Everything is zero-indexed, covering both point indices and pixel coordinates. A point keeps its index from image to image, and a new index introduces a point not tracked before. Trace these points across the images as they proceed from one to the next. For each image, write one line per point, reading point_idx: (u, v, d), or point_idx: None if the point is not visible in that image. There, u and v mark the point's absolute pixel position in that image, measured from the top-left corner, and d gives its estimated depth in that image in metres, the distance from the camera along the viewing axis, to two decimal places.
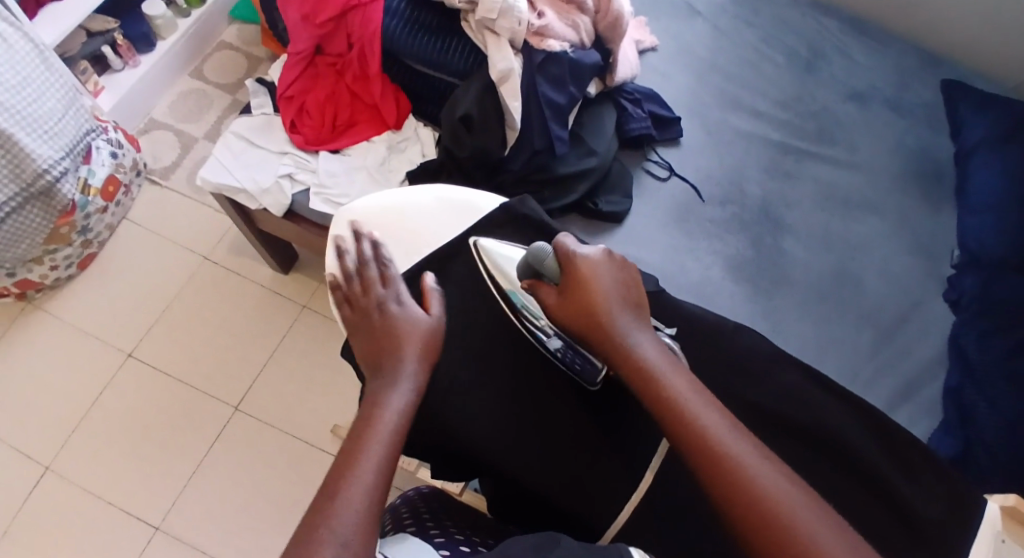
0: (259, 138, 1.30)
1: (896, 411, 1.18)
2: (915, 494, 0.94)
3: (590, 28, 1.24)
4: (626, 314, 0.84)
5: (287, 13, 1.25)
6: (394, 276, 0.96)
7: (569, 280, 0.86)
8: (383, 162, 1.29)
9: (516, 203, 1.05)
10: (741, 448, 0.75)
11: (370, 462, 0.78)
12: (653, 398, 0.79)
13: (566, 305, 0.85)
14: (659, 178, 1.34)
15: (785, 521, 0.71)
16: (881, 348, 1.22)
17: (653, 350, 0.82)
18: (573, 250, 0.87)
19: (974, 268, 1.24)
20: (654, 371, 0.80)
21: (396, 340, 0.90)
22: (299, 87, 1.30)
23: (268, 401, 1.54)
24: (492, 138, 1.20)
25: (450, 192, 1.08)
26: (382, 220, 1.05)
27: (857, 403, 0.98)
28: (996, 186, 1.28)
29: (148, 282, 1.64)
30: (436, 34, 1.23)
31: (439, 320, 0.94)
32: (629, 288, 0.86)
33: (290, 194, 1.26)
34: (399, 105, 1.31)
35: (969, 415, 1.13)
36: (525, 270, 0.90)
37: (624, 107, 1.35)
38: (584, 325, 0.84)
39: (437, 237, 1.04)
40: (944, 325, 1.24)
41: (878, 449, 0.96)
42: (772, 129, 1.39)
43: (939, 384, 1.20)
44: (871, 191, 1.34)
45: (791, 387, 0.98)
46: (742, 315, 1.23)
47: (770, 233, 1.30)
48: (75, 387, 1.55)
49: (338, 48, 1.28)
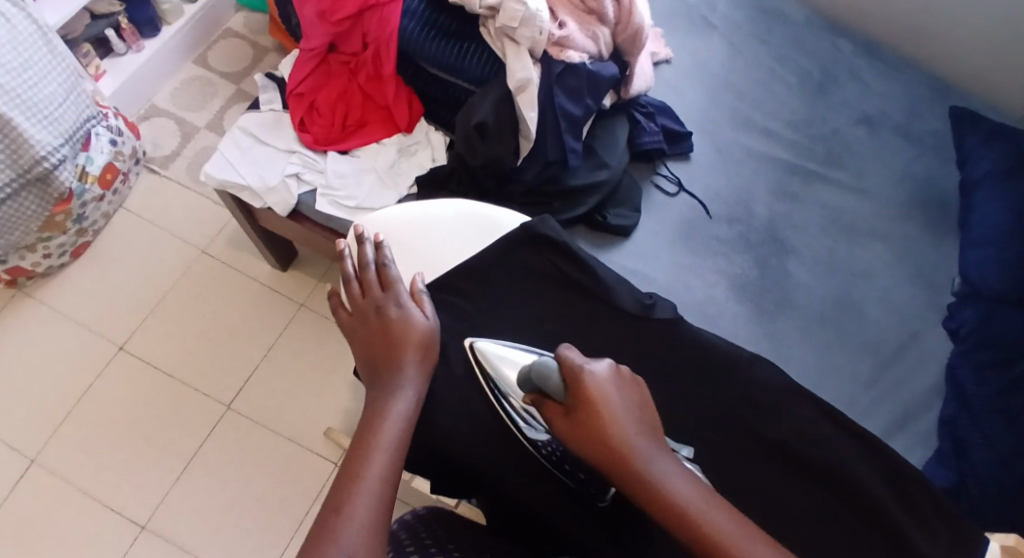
0: (267, 135, 1.27)
1: (891, 439, 1.17)
2: (917, 531, 0.92)
3: (609, 41, 1.22)
4: (646, 436, 0.75)
5: (302, 9, 1.23)
6: (391, 277, 0.91)
7: (581, 406, 0.76)
8: (392, 165, 1.26)
9: (537, 223, 1.02)
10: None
11: (375, 475, 0.74)
12: (698, 536, 0.71)
13: (578, 430, 0.76)
14: (668, 193, 1.32)
15: None
16: (879, 374, 1.21)
17: (683, 476, 0.74)
18: (584, 367, 0.78)
19: (974, 299, 1.22)
20: (689, 504, 0.72)
21: (395, 344, 0.86)
22: (310, 84, 1.28)
23: (260, 401, 1.51)
24: (505, 147, 1.18)
25: (470, 205, 1.06)
26: (397, 229, 1.04)
27: (859, 433, 0.97)
28: (999, 220, 1.23)
29: (143, 272, 1.61)
30: (454, 38, 1.20)
31: (431, 320, 0.89)
32: (643, 406, 0.78)
33: (297, 193, 1.22)
34: (411, 108, 1.28)
35: (964, 448, 1.10)
36: (529, 385, 0.82)
37: (638, 120, 1.33)
38: (602, 457, 0.74)
39: (455, 252, 1.03)
40: (942, 356, 1.22)
41: (876, 481, 0.95)
42: (782, 150, 1.38)
43: (933, 413, 1.18)
44: (876, 217, 1.33)
45: (795, 418, 0.97)
46: (744, 336, 1.21)
47: (775, 254, 1.28)
48: (65, 378, 1.51)
49: (353, 47, 1.25)
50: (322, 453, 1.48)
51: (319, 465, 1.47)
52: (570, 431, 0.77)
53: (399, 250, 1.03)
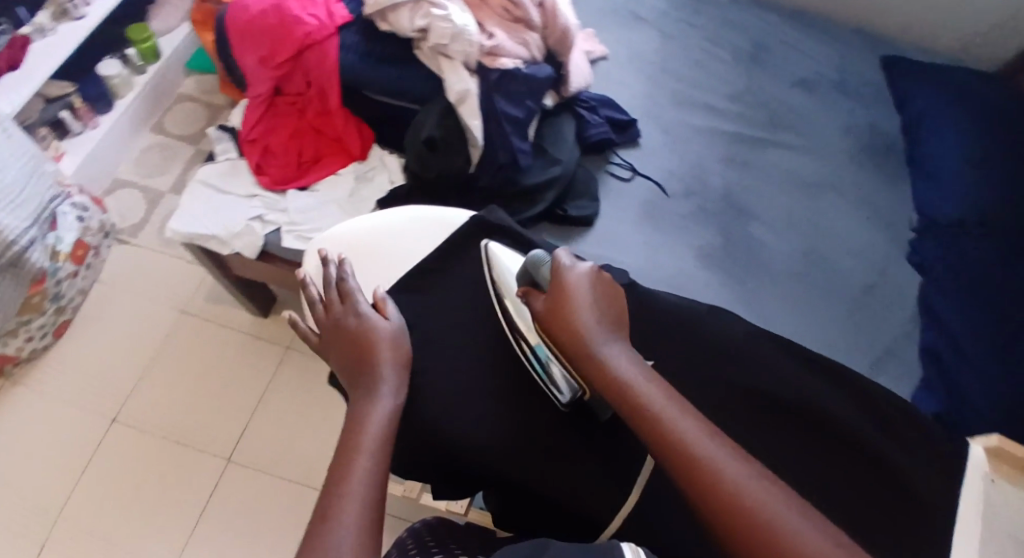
0: (226, 184, 1.23)
1: (878, 374, 1.15)
2: (904, 459, 0.94)
3: (541, 44, 1.25)
4: (607, 325, 0.81)
5: (244, 58, 1.22)
6: (350, 290, 0.95)
7: (553, 293, 0.83)
8: (352, 194, 1.24)
9: (487, 213, 1.06)
10: (715, 451, 0.71)
11: (361, 472, 0.77)
12: (632, 409, 0.76)
13: (547, 314, 0.82)
14: (623, 178, 1.30)
15: (766, 527, 0.67)
16: (856, 313, 1.20)
17: (631, 359, 0.79)
18: (563, 262, 0.84)
19: (933, 233, 1.25)
20: (631, 382, 0.77)
21: (361, 349, 0.90)
22: (262, 129, 1.25)
23: (260, 449, 1.53)
24: (457, 157, 1.19)
25: (422, 211, 1.10)
26: (360, 246, 1.07)
27: (833, 373, 0.99)
28: (953, 153, 1.31)
29: (127, 343, 1.63)
30: (393, 64, 1.21)
31: (396, 321, 0.93)
32: (613, 304, 0.83)
33: (262, 235, 1.18)
34: (363, 135, 1.26)
35: (949, 373, 1.13)
36: (522, 278, 0.91)
37: (582, 115, 1.32)
38: (563, 337, 0.81)
39: (414, 254, 1.06)
40: (913, 288, 1.23)
41: (856, 416, 0.96)
42: (726, 122, 1.39)
43: (914, 344, 1.18)
44: (827, 169, 1.34)
45: (771, 363, 0.98)
46: (721, 301, 1.19)
47: (736, 221, 1.27)
48: (64, 458, 1.52)
49: (297, 87, 1.23)
50: None
51: None
52: (542, 313, 0.83)
53: (362, 263, 1.06)
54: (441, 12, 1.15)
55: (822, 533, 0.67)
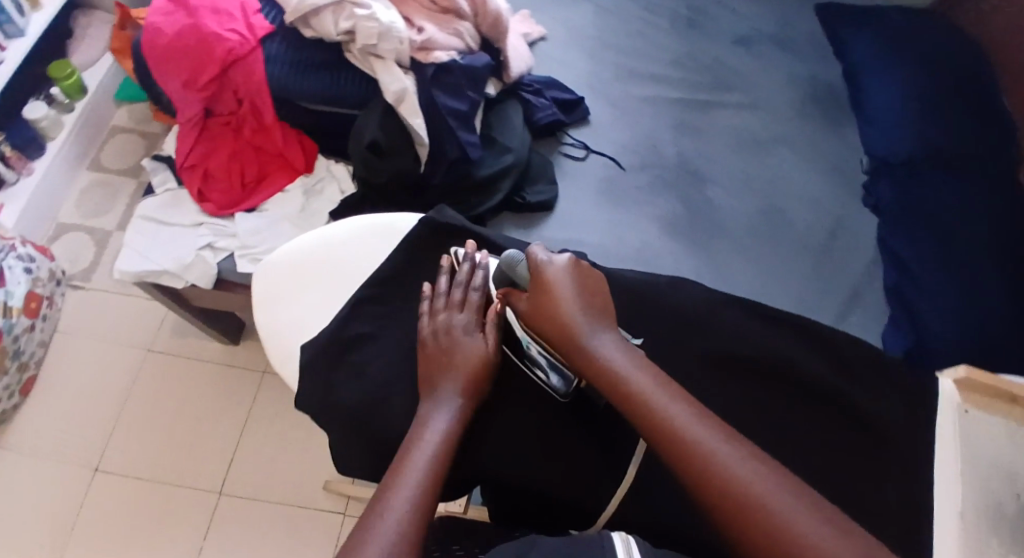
0: (170, 215, 1.15)
1: (846, 320, 1.15)
2: (879, 406, 0.94)
3: (473, 32, 1.20)
4: (592, 316, 0.80)
5: (165, 83, 1.13)
6: (473, 300, 0.87)
7: (535, 291, 0.82)
8: (303, 208, 1.18)
9: (434, 214, 0.96)
10: (705, 437, 0.70)
11: (406, 488, 0.71)
12: (622, 397, 0.74)
13: (533, 310, 0.81)
14: (577, 159, 1.29)
15: (758, 508, 0.66)
16: (820, 265, 1.20)
17: (621, 349, 0.77)
18: (541, 257, 0.83)
19: (885, 173, 1.24)
20: (621, 372, 0.75)
21: (449, 364, 0.83)
22: (198, 154, 1.17)
23: (251, 477, 1.48)
24: (405, 159, 1.13)
25: (369, 219, 0.99)
26: (310, 263, 0.96)
27: (804, 327, 0.98)
28: (894, 95, 1.29)
29: (95, 391, 1.56)
30: (325, 68, 1.13)
31: (491, 348, 0.84)
32: (597, 294, 0.82)
33: (215, 263, 1.11)
34: (304, 147, 1.20)
35: (914, 310, 1.11)
36: (499, 279, 0.87)
37: (528, 99, 1.30)
38: (551, 331, 0.80)
39: (369, 265, 0.96)
40: (871, 231, 1.23)
41: (824, 368, 0.96)
42: (671, 90, 1.37)
43: (878, 285, 1.18)
44: (774, 125, 1.34)
45: (735, 324, 0.97)
46: (686, 269, 1.18)
47: (693, 187, 1.26)
48: (50, 518, 1.44)
49: (228, 105, 1.15)
50: (327, 507, 1.46)
51: (328, 519, 1.45)
52: (526, 312, 0.82)
53: (314, 282, 0.96)
54: (364, 11, 1.09)
55: (810, 513, 0.65)
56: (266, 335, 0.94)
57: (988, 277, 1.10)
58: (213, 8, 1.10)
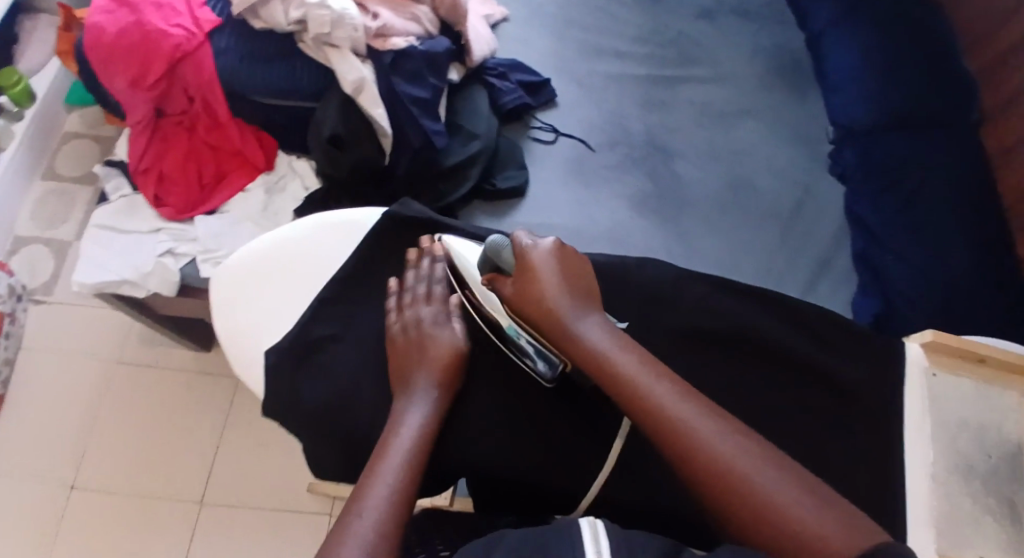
0: (125, 222, 1.11)
1: (817, 287, 1.15)
2: (850, 373, 0.91)
3: (431, 16, 1.16)
4: (579, 300, 0.77)
5: (110, 83, 1.07)
6: (440, 294, 0.86)
7: (520, 275, 0.79)
8: (265, 207, 1.14)
9: (398, 208, 0.93)
10: (693, 417, 0.67)
11: (382, 486, 0.68)
12: (610, 380, 0.72)
13: (518, 295, 0.78)
14: (546, 142, 1.26)
15: (746, 488, 0.63)
16: (790, 234, 1.19)
17: (608, 333, 0.75)
18: (525, 242, 0.80)
19: (850, 139, 1.23)
20: (608, 356, 0.73)
21: (421, 358, 0.81)
22: (152, 156, 1.13)
23: (232, 484, 1.41)
24: (368, 150, 1.09)
25: (332, 212, 0.94)
26: (271, 262, 0.91)
27: (777, 301, 0.95)
28: (852, 61, 1.26)
29: (59, 403, 1.46)
30: (275, 60, 1.08)
31: (462, 340, 0.83)
32: (582, 278, 0.79)
33: (177, 269, 1.07)
34: (263, 142, 1.16)
35: (880, 269, 1.12)
36: (483, 265, 0.83)
37: (492, 83, 1.26)
38: (537, 316, 0.77)
39: (334, 260, 0.91)
40: (839, 199, 1.22)
41: (802, 342, 0.93)
42: (637, 66, 1.34)
43: (848, 250, 1.18)
44: (742, 97, 1.32)
45: (703, 299, 0.95)
46: (657, 247, 1.16)
47: (661, 163, 1.24)
48: (21, 543, 1.34)
49: (179, 104, 1.11)
50: (312, 509, 1.40)
51: (314, 522, 1.39)
52: (511, 298, 0.79)
53: (277, 282, 0.90)
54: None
55: (797, 490, 0.63)
56: (226, 339, 0.88)
57: (953, 241, 1.10)
58: (156, 2, 1.05)
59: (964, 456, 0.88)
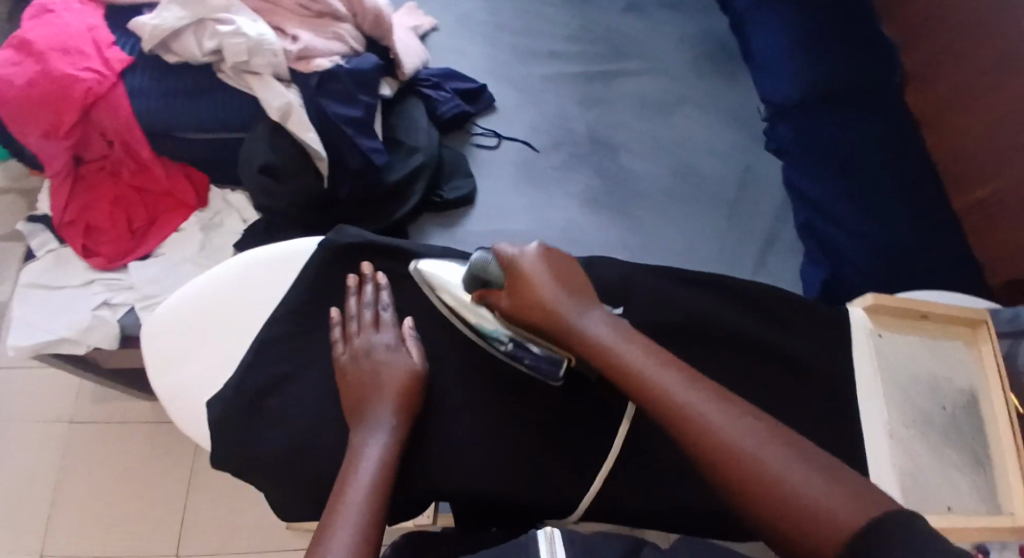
0: (56, 278, 1.06)
1: (765, 264, 1.15)
2: (803, 347, 0.89)
3: (354, 34, 1.13)
4: (576, 297, 0.76)
5: (23, 136, 1.02)
6: (387, 318, 0.84)
7: (513, 284, 0.78)
8: (203, 245, 1.11)
9: (334, 235, 0.88)
10: (698, 398, 0.65)
11: (347, 520, 0.66)
12: (618, 373, 0.70)
13: (515, 304, 0.77)
14: (490, 147, 1.24)
15: (757, 466, 0.60)
16: (735, 216, 1.19)
17: (610, 324, 0.74)
18: (511, 251, 0.79)
19: (783, 118, 1.21)
20: (615, 348, 0.71)
21: (375, 384, 0.78)
22: (77, 206, 1.08)
23: (207, 541, 1.24)
24: (307, 175, 1.05)
25: (263, 250, 0.90)
26: (206, 308, 0.87)
27: (735, 289, 0.91)
28: (776, 41, 1.25)
29: (3, 483, 1.26)
30: (196, 94, 1.04)
31: (418, 361, 0.81)
32: (574, 276, 0.78)
33: (116, 320, 1.03)
34: (193, 180, 1.12)
35: (826, 241, 1.12)
36: (471, 283, 0.82)
37: (428, 95, 1.23)
38: (539, 321, 0.76)
39: (272, 298, 0.87)
40: (778, 177, 1.23)
41: (756, 323, 0.90)
42: (572, 64, 1.33)
43: (791, 225, 1.19)
44: (679, 85, 1.31)
45: (656, 292, 0.89)
46: (608, 240, 1.15)
47: (605, 157, 1.23)
48: None
49: (99, 150, 1.06)
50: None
51: None
52: (508, 308, 0.78)
53: (216, 328, 0.86)
54: (228, 27, 1.00)
55: (803, 461, 0.60)
56: (167, 397, 0.84)
57: (892, 204, 1.11)
58: (61, 48, 1.00)
59: (921, 411, 0.88)
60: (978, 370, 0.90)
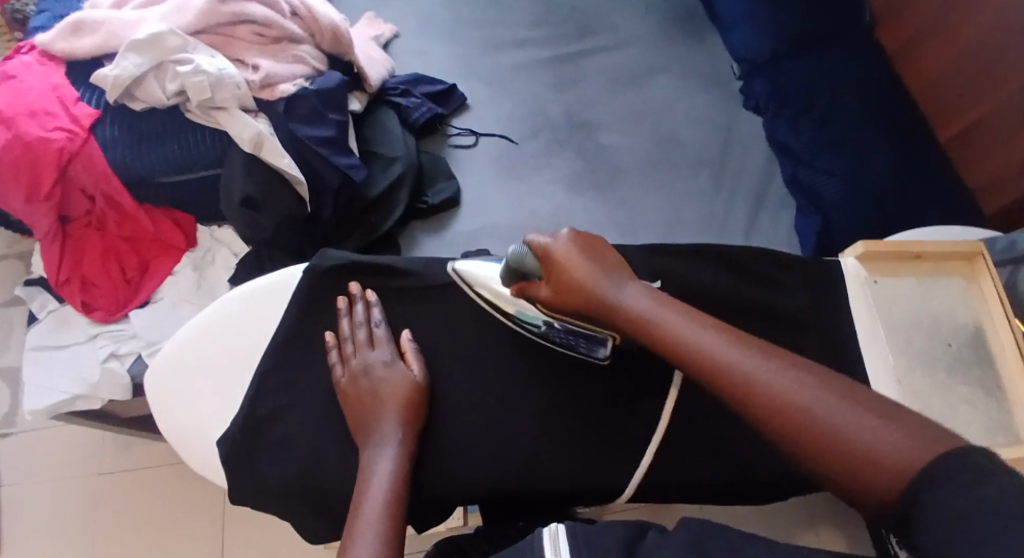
0: (61, 338, 1.08)
1: (758, 220, 1.14)
2: (793, 301, 0.90)
3: (315, 54, 1.12)
4: (611, 273, 0.75)
5: (6, 203, 1.03)
6: (380, 334, 0.83)
7: (551, 272, 0.77)
8: (199, 284, 1.12)
9: (318, 260, 0.88)
10: (739, 355, 0.65)
11: (367, 538, 0.67)
12: (668, 345, 0.69)
13: (556, 293, 0.76)
14: (468, 146, 1.23)
15: (801, 407, 0.60)
16: (721, 178, 1.18)
17: (650, 296, 0.73)
18: (543, 239, 0.78)
19: (757, 72, 1.21)
20: (659, 319, 0.70)
21: (376, 402, 0.79)
22: (69, 264, 1.09)
23: None
24: (288, 201, 1.06)
25: (250, 284, 0.90)
26: (204, 349, 0.88)
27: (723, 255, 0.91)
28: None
29: (45, 543, 1.28)
30: (167, 137, 1.04)
31: (416, 373, 0.81)
32: (605, 252, 0.77)
33: (126, 370, 1.05)
34: (178, 221, 1.13)
35: (814, 190, 1.11)
36: (509, 277, 0.82)
37: (398, 103, 1.23)
38: (582, 304, 0.75)
39: (266, 330, 0.88)
40: (759, 133, 1.22)
41: (749, 285, 0.90)
42: (539, 50, 1.32)
43: (779, 180, 1.18)
44: (649, 56, 1.30)
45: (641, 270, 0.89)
46: (599, 220, 1.15)
47: (585, 138, 1.22)
48: None
49: (81, 206, 1.07)
50: None
51: None
52: (548, 297, 0.77)
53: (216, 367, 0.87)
54: (187, 67, 0.99)
55: (842, 400, 0.59)
56: (180, 441, 0.85)
57: (877, 144, 1.09)
58: (29, 111, 1.00)
59: (929, 348, 0.87)
60: (979, 299, 0.88)
